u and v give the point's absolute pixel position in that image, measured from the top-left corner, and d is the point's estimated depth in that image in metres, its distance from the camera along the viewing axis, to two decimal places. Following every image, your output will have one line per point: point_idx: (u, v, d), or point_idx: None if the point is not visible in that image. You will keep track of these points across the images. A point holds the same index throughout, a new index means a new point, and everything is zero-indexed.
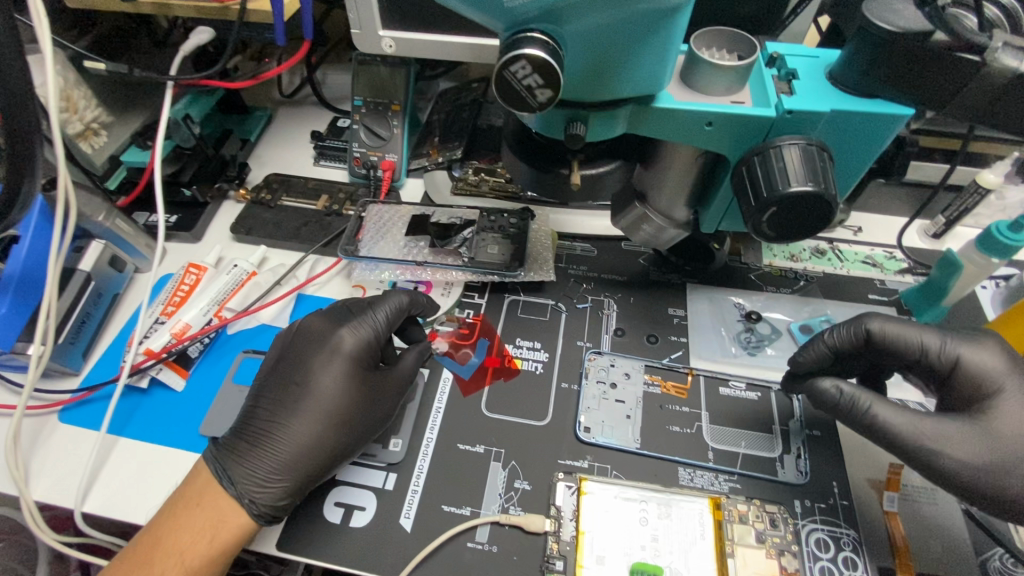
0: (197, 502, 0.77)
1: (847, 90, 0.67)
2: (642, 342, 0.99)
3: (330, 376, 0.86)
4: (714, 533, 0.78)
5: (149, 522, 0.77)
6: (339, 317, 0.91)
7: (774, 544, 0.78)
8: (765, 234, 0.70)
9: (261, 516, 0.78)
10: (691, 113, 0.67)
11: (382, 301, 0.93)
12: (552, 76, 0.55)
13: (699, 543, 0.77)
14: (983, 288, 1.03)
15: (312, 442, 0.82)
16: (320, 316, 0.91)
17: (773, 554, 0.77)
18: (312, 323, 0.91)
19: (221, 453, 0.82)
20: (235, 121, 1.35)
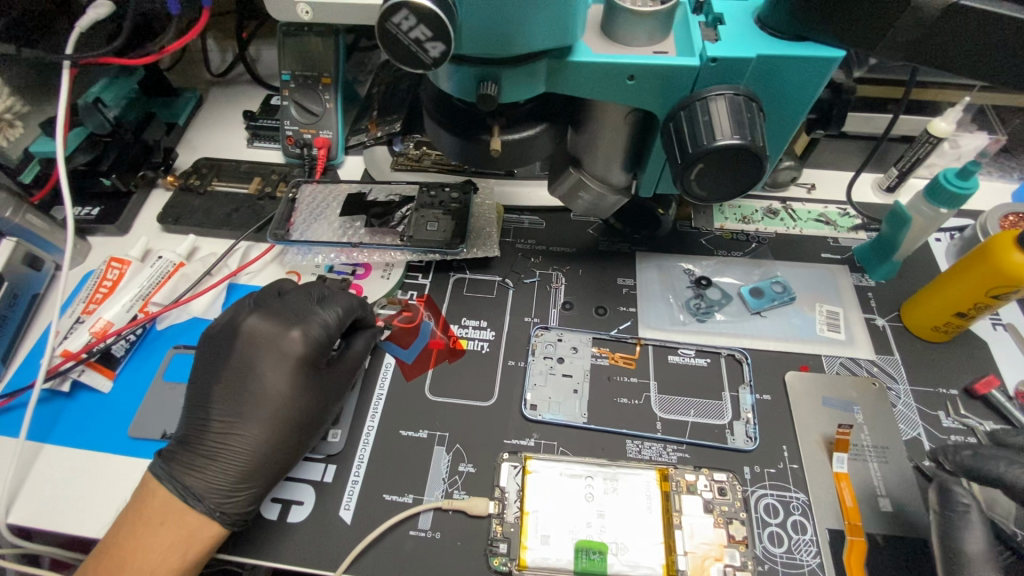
0: (160, 520, 0.72)
1: (776, 34, 0.63)
2: (591, 314, 0.95)
3: (285, 379, 0.80)
4: (660, 504, 0.76)
5: (107, 542, 0.71)
6: (286, 317, 0.84)
7: (723, 512, 0.76)
8: (696, 193, 0.66)
9: (233, 526, 0.74)
10: (611, 66, 0.63)
11: (330, 300, 0.87)
12: (440, 27, 0.50)
13: (647, 515, 0.76)
14: (937, 241, 1.01)
15: (272, 448, 0.78)
16: (263, 316, 0.84)
17: (721, 522, 0.75)
18: (255, 326, 0.83)
19: (176, 469, 0.76)
20: (161, 104, 1.26)
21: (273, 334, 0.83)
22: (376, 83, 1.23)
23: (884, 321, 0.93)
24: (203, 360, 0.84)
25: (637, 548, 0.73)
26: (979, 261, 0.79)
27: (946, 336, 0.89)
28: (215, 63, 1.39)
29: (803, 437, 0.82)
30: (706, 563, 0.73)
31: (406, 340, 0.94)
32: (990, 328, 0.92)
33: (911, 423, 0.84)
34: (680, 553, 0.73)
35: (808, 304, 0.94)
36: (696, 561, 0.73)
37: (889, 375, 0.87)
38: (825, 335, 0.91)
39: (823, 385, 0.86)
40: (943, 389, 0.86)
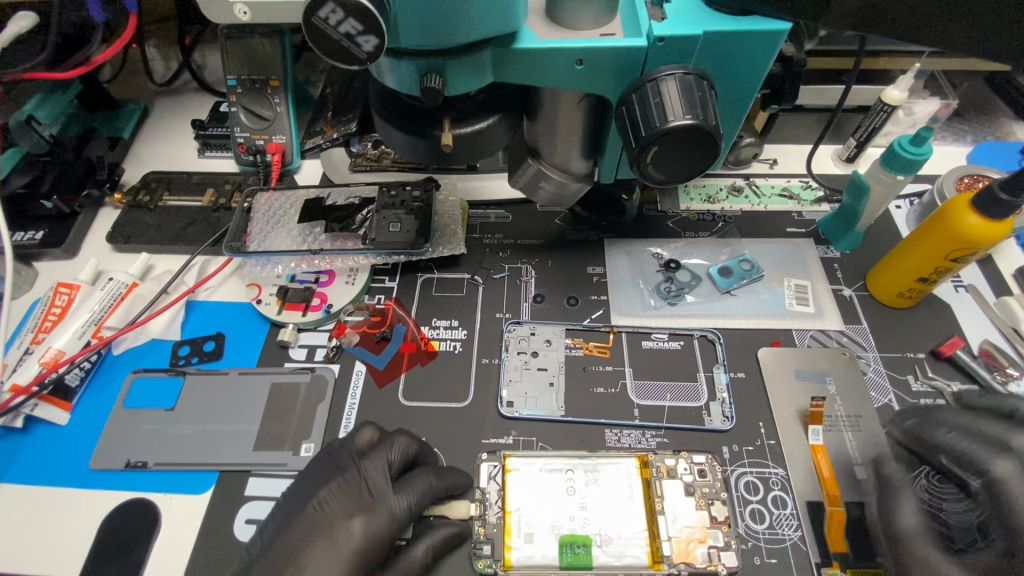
0: None
1: (720, 10, 0.61)
2: (563, 305, 0.94)
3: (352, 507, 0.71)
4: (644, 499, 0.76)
5: None
6: (360, 483, 0.73)
7: (704, 494, 0.76)
8: (654, 177, 0.65)
9: None
10: (557, 51, 0.61)
11: (389, 443, 0.76)
12: (371, 20, 0.48)
13: (629, 503, 0.76)
14: (898, 208, 1.02)
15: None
16: (334, 488, 0.72)
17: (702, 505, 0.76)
18: (326, 501, 0.72)
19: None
20: (102, 118, 1.21)
21: (376, 494, 0.73)
22: (329, 83, 1.19)
23: (851, 291, 0.94)
24: (400, 460, 0.76)
25: (623, 535, 0.73)
26: (936, 226, 0.80)
27: (910, 302, 0.90)
28: (159, 71, 1.33)
29: (779, 412, 0.82)
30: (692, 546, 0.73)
31: (376, 345, 0.91)
32: (953, 290, 0.93)
33: (882, 389, 0.85)
34: (664, 538, 0.73)
35: (777, 280, 0.94)
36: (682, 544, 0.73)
37: (859, 344, 0.88)
38: (795, 309, 0.91)
39: (795, 358, 0.87)
40: (910, 353, 0.88)
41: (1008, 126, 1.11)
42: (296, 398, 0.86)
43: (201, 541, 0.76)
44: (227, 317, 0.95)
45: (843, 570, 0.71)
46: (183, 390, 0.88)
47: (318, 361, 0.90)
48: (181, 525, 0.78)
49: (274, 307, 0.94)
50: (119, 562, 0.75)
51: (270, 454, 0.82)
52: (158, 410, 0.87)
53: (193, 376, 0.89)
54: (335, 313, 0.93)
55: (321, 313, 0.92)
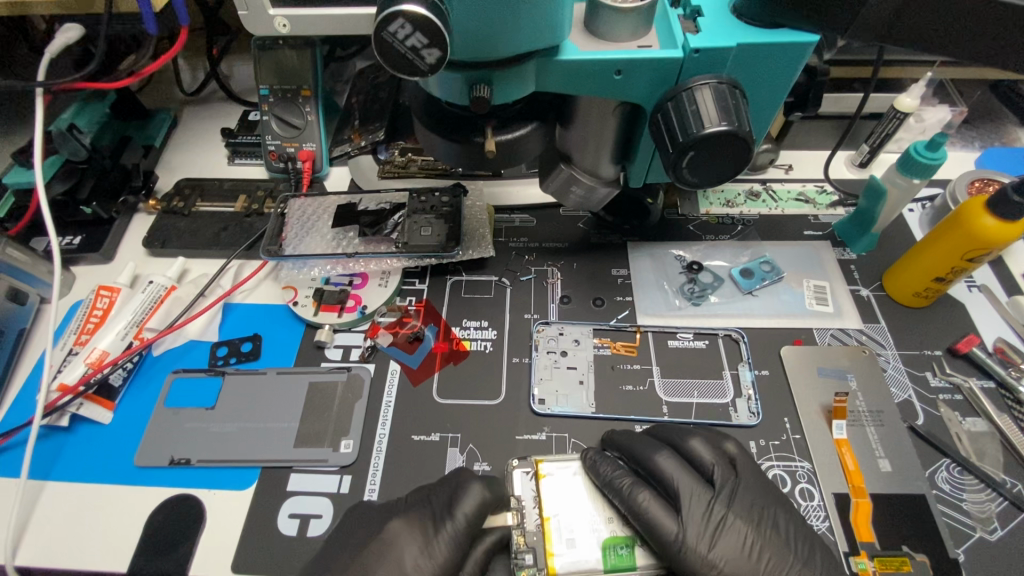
0: None
1: (752, 24, 0.65)
2: (589, 306, 0.97)
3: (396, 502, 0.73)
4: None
5: None
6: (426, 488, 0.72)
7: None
8: (688, 181, 0.68)
9: None
10: (598, 62, 0.64)
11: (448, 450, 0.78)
12: (437, 35, 0.51)
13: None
14: (911, 212, 1.06)
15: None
16: None
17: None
18: None
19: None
20: (134, 127, 1.24)
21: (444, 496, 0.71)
22: (355, 92, 1.23)
23: (869, 291, 0.97)
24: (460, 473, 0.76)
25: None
26: (952, 228, 0.83)
27: (927, 301, 0.93)
28: (187, 81, 1.37)
29: (803, 408, 0.85)
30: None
31: (409, 345, 0.94)
32: (966, 290, 0.97)
33: (902, 385, 0.88)
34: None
35: (797, 281, 0.97)
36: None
37: (878, 342, 0.91)
38: (815, 308, 0.94)
39: (817, 356, 0.90)
40: (928, 350, 0.91)
41: (1013, 132, 1.15)
42: (333, 396, 0.89)
43: (247, 535, 0.78)
44: (264, 318, 0.98)
45: (870, 558, 0.73)
46: (222, 389, 0.91)
47: (353, 360, 0.93)
48: (225, 519, 0.80)
49: (310, 308, 0.96)
50: (167, 556, 0.78)
51: (310, 451, 0.84)
52: (199, 408, 0.89)
53: (232, 375, 0.92)
54: (369, 314, 0.95)
55: (356, 314, 0.95)
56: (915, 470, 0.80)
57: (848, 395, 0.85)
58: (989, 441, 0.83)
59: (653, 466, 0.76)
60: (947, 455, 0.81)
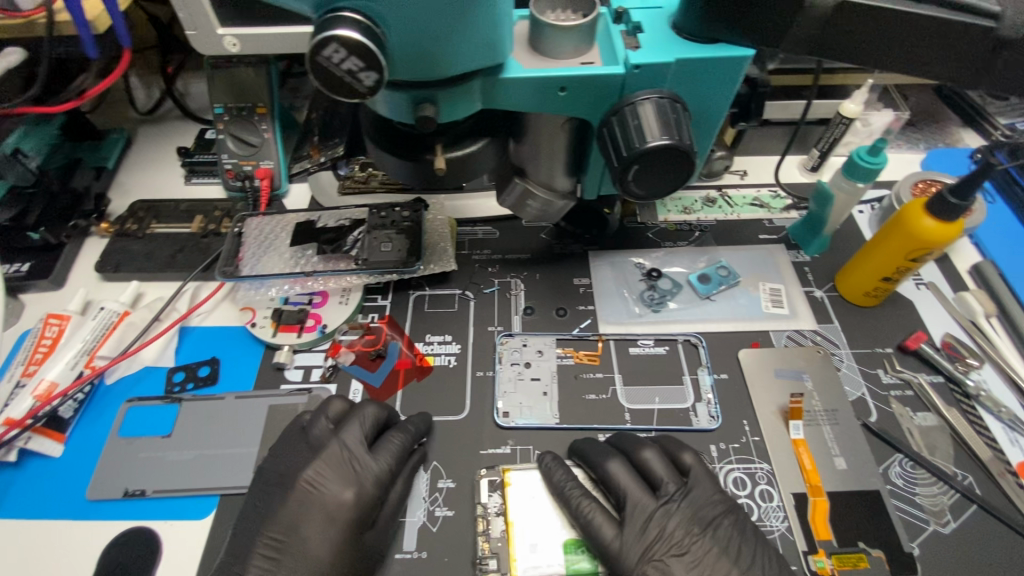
0: None
1: (691, 39, 0.66)
2: (552, 316, 0.98)
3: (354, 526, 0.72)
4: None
5: None
6: None
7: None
8: (635, 193, 0.69)
9: None
10: (542, 79, 0.65)
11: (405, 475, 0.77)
12: (373, 58, 0.51)
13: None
14: (861, 213, 1.09)
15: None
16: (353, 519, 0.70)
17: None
18: None
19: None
20: (86, 148, 1.21)
21: None
22: (314, 107, 1.22)
23: (822, 292, 0.99)
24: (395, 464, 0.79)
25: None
26: (896, 229, 0.86)
27: (877, 300, 0.96)
28: (141, 100, 1.34)
29: (762, 410, 0.86)
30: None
31: (371, 363, 0.93)
32: (915, 288, 1.00)
33: (855, 383, 0.90)
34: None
35: (753, 284, 1.00)
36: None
37: (831, 342, 0.94)
38: (770, 311, 0.97)
39: (774, 358, 0.91)
40: (879, 348, 0.93)
41: (956, 133, 1.20)
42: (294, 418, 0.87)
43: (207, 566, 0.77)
44: (222, 341, 0.96)
45: (828, 556, 0.75)
46: (179, 416, 0.88)
47: (315, 381, 0.91)
48: (183, 551, 0.78)
49: (269, 329, 0.95)
50: None
51: None
52: (155, 437, 0.87)
53: (189, 402, 0.90)
54: (329, 333, 0.94)
55: (316, 334, 0.94)
56: (870, 467, 0.82)
57: (803, 395, 0.87)
58: (939, 435, 0.85)
59: (605, 475, 0.78)
60: (900, 451, 0.84)
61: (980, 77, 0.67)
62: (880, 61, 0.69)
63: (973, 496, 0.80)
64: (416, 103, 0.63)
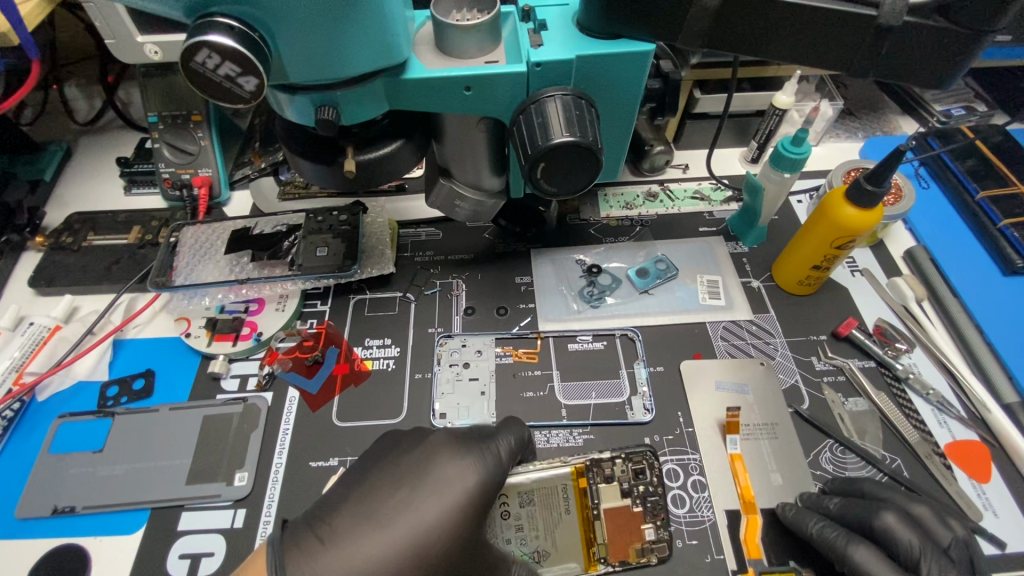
0: None
1: (593, 35, 0.67)
2: (492, 315, 0.98)
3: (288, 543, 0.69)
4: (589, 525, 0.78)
5: None
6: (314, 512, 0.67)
7: (638, 493, 0.79)
8: (548, 190, 0.69)
9: None
10: (445, 79, 0.65)
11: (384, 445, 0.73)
12: (250, 66, 0.52)
13: (565, 517, 0.78)
14: (799, 202, 1.10)
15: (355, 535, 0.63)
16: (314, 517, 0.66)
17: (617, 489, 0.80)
18: None
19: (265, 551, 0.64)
20: (23, 162, 1.19)
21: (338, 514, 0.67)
22: (256, 113, 1.21)
23: (759, 282, 1.00)
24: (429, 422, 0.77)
25: (559, 552, 0.76)
26: (822, 217, 0.86)
27: (811, 288, 0.97)
28: (82, 110, 1.31)
29: (694, 401, 0.87)
30: (628, 532, 0.77)
31: (308, 370, 0.92)
32: (849, 275, 1.01)
33: (788, 371, 0.91)
34: (598, 542, 0.77)
35: (690, 277, 1.00)
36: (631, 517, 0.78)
37: (767, 331, 0.95)
38: (706, 303, 0.97)
39: (717, 370, 0.90)
40: (813, 335, 0.94)
41: (892, 121, 1.22)
42: (228, 429, 0.87)
43: None
44: (156, 353, 0.95)
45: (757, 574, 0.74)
46: (112, 430, 0.87)
47: (250, 390, 0.91)
48: (112, 566, 0.77)
49: (204, 339, 0.94)
50: None
51: (202, 487, 0.82)
52: (85, 452, 0.85)
53: (122, 415, 0.88)
54: (265, 341, 0.94)
55: (251, 342, 0.93)
56: (801, 458, 0.83)
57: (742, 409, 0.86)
58: (869, 419, 0.86)
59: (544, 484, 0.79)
60: (830, 437, 0.85)
61: (879, 65, 0.67)
62: (778, 51, 0.69)
63: (900, 479, 0.81)
64: (313, 105, 0.62)
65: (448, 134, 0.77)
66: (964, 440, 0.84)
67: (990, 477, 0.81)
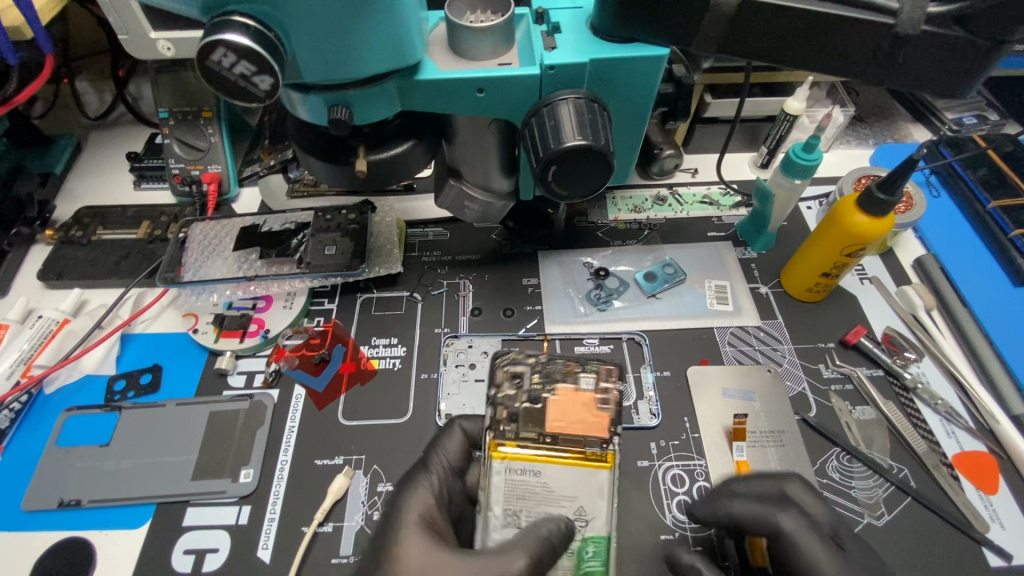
0: None
1: (607, 39, 0.67)
2: (499, 317, 0.98)
3: None
4: (564, 452, 0.69)
5: None
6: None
7: (535, 388, 0.74)
8: (559, 194, 0.69)
9: None
10: (458, 80, 0.65)
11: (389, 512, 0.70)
12: (265, 63, 0.52)
13: (546, 472, 0.67)
14: (808, 209, 1.10)
15: None
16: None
17: (532, 409, 0.72)
18: None
19: None
20: (34, 155, 1.20)
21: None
22: (266, 110, 1.21)
23: (768, 288, 1.00)
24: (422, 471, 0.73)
25: (586, 495, 0.67)
26: (832, 225, 0.86)
27: (820, 296, 0.97)
28: (93, 105, 1.32)
29: (700, 406, 0.87)
30: (580, 409, 0.71)
31: (315, 367, 0.92)
32: (858, 283, 1.01)
33: (796, 378, 0.91)
34: (583, 445, 0.69)
35: (698, 282, 1.00)
36: (563, 391, 0.73)
37: (775, 337, 0.95)
38: (714, 308, 0.97)
39: (724, 377, 0.90)
40: (821, 343, 0.94)
41: (903, 128, 1.21)
42: (235, 425, 0.87)
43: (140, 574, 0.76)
44: (164, 348, 0.95)
45: None
46: (118, 424, 0.87)
47: (256, 387, 0.91)
48: (118, 559, 0.77)
49: (211, 335, 0.94)
50: None
51: (208, 483, 0.82)
52: (92, 446, 0.86)
53: (129, 410, 0.89)
54: (272, 338, 0.94)
55: (259, 339, 0.93)
56: (806, 464, 0.83)
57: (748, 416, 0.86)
58: (877, 428, 0.86)
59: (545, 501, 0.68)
60: (837, 445, 0.84)
61: (895, 73, 0.67)
62: (794, 58, 0.69)
63: (907, 489, 0.80)
64: (326, 105, 0.62)
65: (460, 134, 0.77)
66: (972, 451, 0.84)
67: (997, 488, 0.81)
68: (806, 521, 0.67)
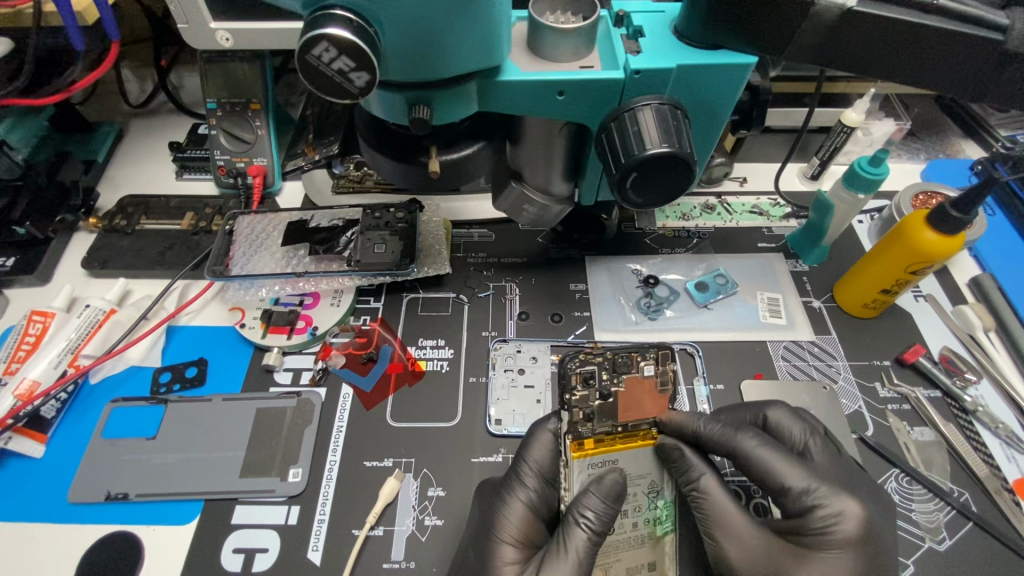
0: None
1: (691, 44, 0.65)
2: (547, 322, 0.97)
3: None
4: (630, 436, 0.73)
5: None
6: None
7: (601, 383, 0.71)
8: (634, 201, 0.68)
9: None
10: (540, 82, 0.63)
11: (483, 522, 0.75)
12: (364, 59, 0.51)
13: (620, 459, 0.71)
14: (860, 223, 1.08)
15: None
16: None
17: (605, 405, 0.70)
18: None
19: None
20: (77, 141, 1.19)
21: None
22: (309, 104, 1.20)
23: (820, 302, 0.98)
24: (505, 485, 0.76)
25: (653, 470, 0.73)
26: (897, 241, 0.84)
27: (875, 313, 0.95)
28: (133, 93, 1.31)
29: None
30: (646, 398, 0.73)
31: (363, 367, 0.91)
32: (913, 300, 0.99)
33: (853, 396, 0.89)
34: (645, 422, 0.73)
35: (750, 293, 0.98)
36: (630, 381, 0.72)
37: (829, 353, 0.93)
38: (768, 321, 0.95)
39: (779, 391, 0.89)
40: (877, 361, 0.92)
41: (956, 144, 1.19)
42: (282, 422, 0.86)
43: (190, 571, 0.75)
44: (209, 342, 0.94)
45: None
46: (165, 417, 0.86)
47: (304, 385, 0.90)
48: (166, 555, 0.76)
49: (259, 331, 0.93)
50: None
51: (257, 481, 0.81)
52: (139, 439, 0.85)
53: (176, 403, 0.88)
54: (320, 336, 0.93)
55: (307, 335, 0.92)
56: None
57: None
58: (937, 451, 0.84)
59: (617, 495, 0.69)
60: (896, 466, 0.83)
61: None
62: (885, 67, 0.69)
63: (970, 513, 0.79)
64: (408, 104, 0.61)
65: (527, 137, 0.75)
66: None
67: None
68: (766, 438, 0.73)
